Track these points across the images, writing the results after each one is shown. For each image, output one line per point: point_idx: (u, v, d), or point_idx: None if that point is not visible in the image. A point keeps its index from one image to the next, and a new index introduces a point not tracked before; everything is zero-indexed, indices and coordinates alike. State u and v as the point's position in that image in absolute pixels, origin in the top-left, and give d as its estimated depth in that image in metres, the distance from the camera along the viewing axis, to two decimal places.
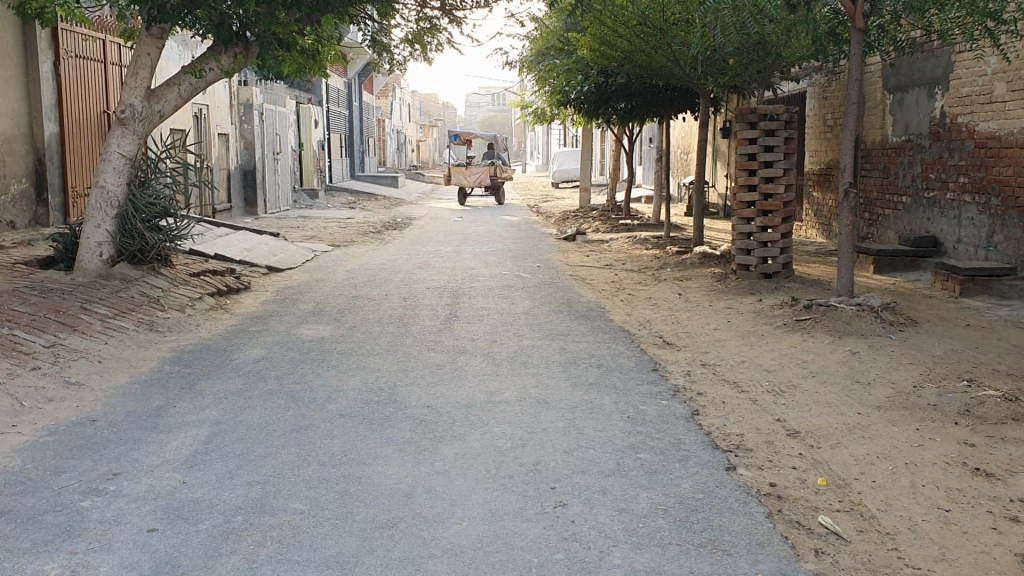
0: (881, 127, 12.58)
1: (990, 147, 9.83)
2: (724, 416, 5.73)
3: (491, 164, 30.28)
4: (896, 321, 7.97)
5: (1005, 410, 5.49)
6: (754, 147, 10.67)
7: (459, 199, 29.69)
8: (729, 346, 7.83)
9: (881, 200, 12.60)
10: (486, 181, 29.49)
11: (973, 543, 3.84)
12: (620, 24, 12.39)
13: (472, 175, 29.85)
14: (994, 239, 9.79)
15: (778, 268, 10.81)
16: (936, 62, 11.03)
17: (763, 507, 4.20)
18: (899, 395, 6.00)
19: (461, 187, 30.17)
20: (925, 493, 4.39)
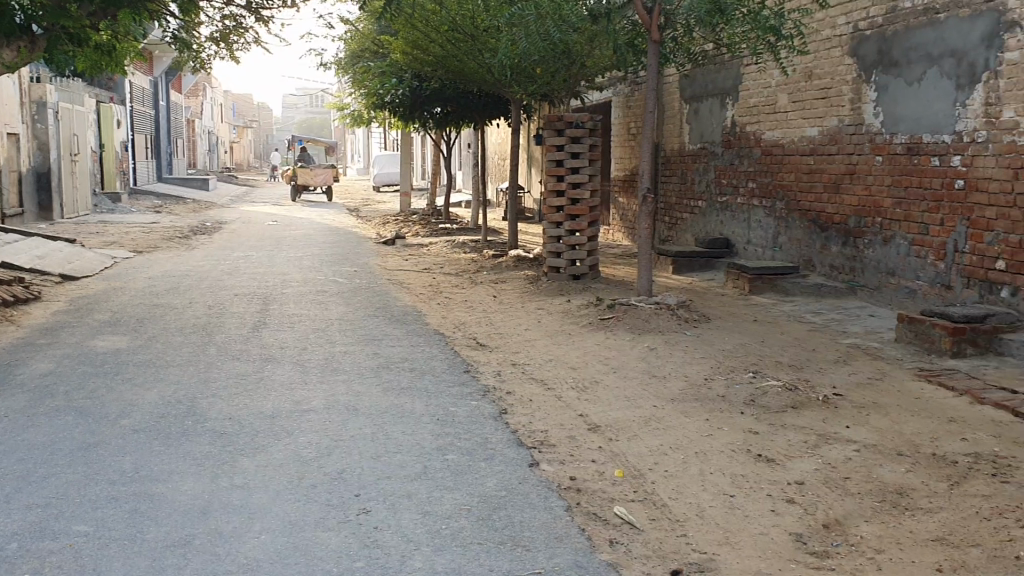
0: (679, 135, 13.23)
1: (775, 154, 10.54)
2: (530, 414, 5.86)
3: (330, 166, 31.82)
4: (690, 318, 8.41)
5: (785, 398, 5.89)
6: (562, 153, 10.95)
7: (300, 194, 30.63)
8: (538, 345, 8.02)
9: (680, 205, 13.26)
10: (331, 181, 31.19)
11: (754, 525, 4.09)
12: (431, 28, 12.47)
13: (316, 176, 31.14)
14: (779, 240, 10.50)
15: (585, 270, 11.23)
16: (727, 74, 11.70)
17: (562, 501, 4.31)
18: (693, 387, 6.33)
19: (300, 186, 31.18)
20: (713, 480, 4.64)
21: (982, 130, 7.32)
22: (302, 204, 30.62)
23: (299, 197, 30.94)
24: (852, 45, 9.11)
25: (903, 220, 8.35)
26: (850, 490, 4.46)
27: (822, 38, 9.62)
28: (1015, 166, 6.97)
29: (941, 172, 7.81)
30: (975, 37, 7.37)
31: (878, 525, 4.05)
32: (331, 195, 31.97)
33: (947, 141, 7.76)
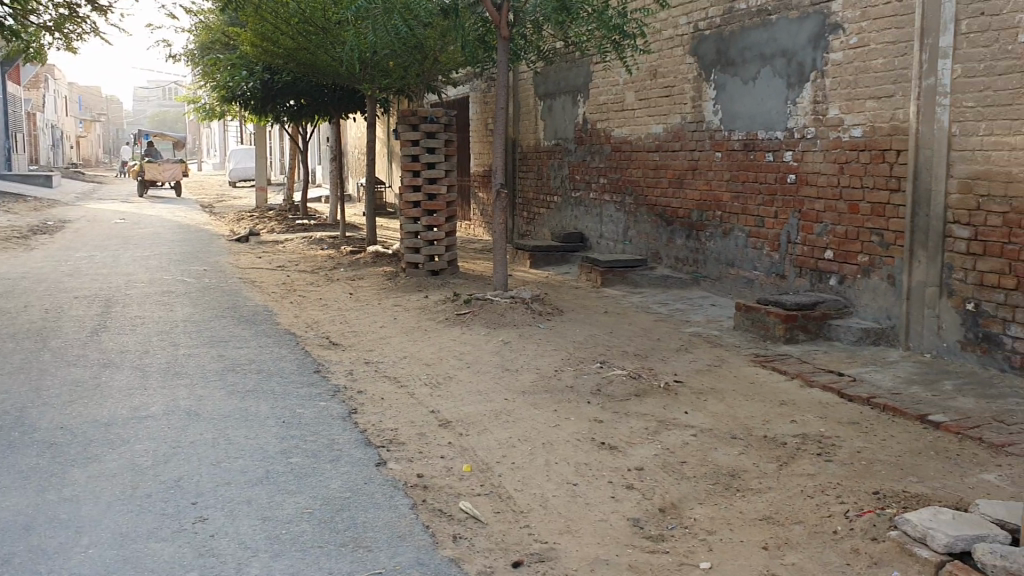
0: (534, 131, 13.39)
1: (624, 151, 10.81)
2: (380, 412, 5.81)
3: (181, 161, 30.70)
4: (544, 311, 8.53)
5: (630, 387, 6.06)
6: (417, 148, 10.85)
7: (149, 190, 29.43)
8: (392, 342, 7.96)
9: (536, 200, 13.42)
10: (182, 176, 30.10)
11: (595, 513, 4.18)
12: (281, 20, 12.19)
13: (166, 172, 29.98)
14: (629, 234, 10.78)
15: (444, 266, 11.24)
16: (578, 72, 11.91)
17: (407, 499, 4.30)
18: (543, 379, 6.42)
19: (149, 182, 29.95)
20: (558, 470, 4.72)
21: (811, 127, 7.70)
22: (152, 201, 29.42)
23: (148, 194, 29.72)
24: (693, 44, 9.42)
25: (742, 213, 8.71)
26: (687, 474, 4.62)
27: (665, 37, 9.92)
28: (840, 161, 7.37)
29: (775, 167, 8.18)
30: (803, 38, 7.75)
31: (711, 507, 4.21)
32: (183, 191, 30.86)
33: (779, 138, 8.13)
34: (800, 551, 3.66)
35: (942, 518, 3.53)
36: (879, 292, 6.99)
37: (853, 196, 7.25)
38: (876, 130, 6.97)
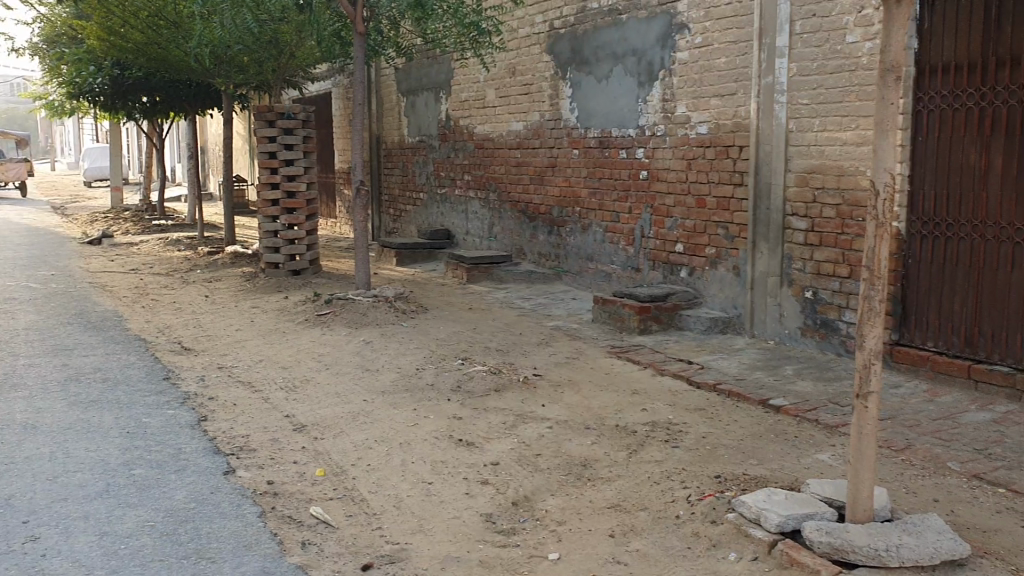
0: (398, 128, 13.28)
1: (486, 147, 10.85)
2: (233, 418, 5.65)
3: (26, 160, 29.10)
4: (406, 309, 8.48)
5: (489, 383, 6.08)
6: (274, 145, 10.61)
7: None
8: (249, 345, 7.76)
9: (401, 197, 13.32)
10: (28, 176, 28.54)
11: (448, 510, 4.17)
12: (128, 13, 11.71)
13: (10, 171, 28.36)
14: (494, 231, 10.83)
15: (305, 265, 11.00)
16: (439, 69, 11.89)
17: (256, 507, 4.19)
18: (402, 378, 6.37)
19: None
20: (413, 469, 4.70)
21: (661, 125, 7.91)
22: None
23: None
24: (549, 43, 9.54)
25: (599, 208, 8.87)
26: (541, 466, 4.67)
27: (522, 35, 10.01)
28: (688, 157, 7.60)
29: (629, 164, 8.37)
30: (652, 38, 7.95)
31: (563, 498, 4.26)
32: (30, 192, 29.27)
33: (632, 134, 8.32)
34: (645, 537, 3.75)
35: (775, 499, 3.66)
36: (726, 282, 7.25)
37: (701, 191, 7.49)
38: (720, 127, 7.23)
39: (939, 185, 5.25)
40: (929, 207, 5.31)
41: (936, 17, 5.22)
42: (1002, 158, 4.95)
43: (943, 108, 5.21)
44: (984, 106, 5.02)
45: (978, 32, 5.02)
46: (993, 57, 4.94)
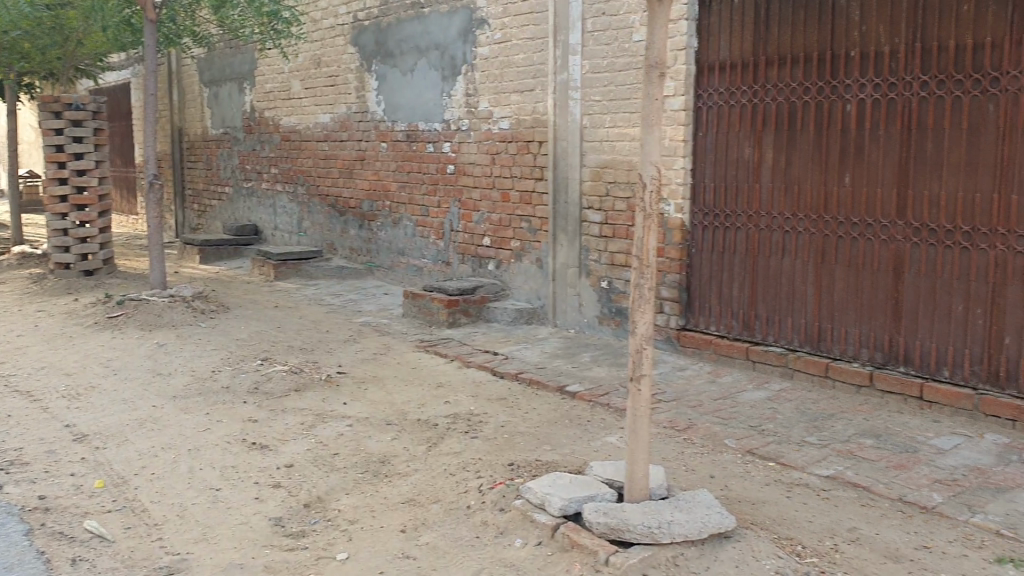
0: (200, 119, 12.76)
1: (292, 141, 10.60)
2: (6, 431, 5.27)
3: None
4: (207, 309, 8.17)
5: (289, 383, 5.94)
6: (61, 137, 9.93)
7: None
8: (31, 352, 7.26)
9: (206, 192, 12.82)
10: None
11: (235, 516, 4.03)
12: None
13: None
14: (303, 225, 10.60)
15: (99, 265, 10.37)
16: (242, 59, 11.51)
17: (23, 525, 3.92)
18: (197, 381, 6.13)
19: None
20: (202, 475, 4.52)
21: (465, 119, 7.96)
22: None
23: None
24: (353, 35, 9.40)
25: (407, 202, 8.84)
26: (336, 465, 4.57)
27: (326, 27, 9.84)
28: (492, 152, 7.69)
29: (435, 158, 8.38)
30: (454, 33, 7.99)
31: (357, 496, 4.19)
32: None
33: (437, 128, 8.34)
34: (435, 530, 3.73)
35: (560, 483, 3.69)
36: (530, 275, 7.39)
37: (504, 185, 7.59)
38: (520, 122, 7.35)
39: (719, 177, 5.38)
40: (710, 199, 5.44)
41: (713, 17, 5.34)
42: (772, 152, 5.08)
43: (721, 104, 5.33)
44: (756, 103, 5.15)
45: (749, 32, 5.15)
46: (763, 55, 5.07)
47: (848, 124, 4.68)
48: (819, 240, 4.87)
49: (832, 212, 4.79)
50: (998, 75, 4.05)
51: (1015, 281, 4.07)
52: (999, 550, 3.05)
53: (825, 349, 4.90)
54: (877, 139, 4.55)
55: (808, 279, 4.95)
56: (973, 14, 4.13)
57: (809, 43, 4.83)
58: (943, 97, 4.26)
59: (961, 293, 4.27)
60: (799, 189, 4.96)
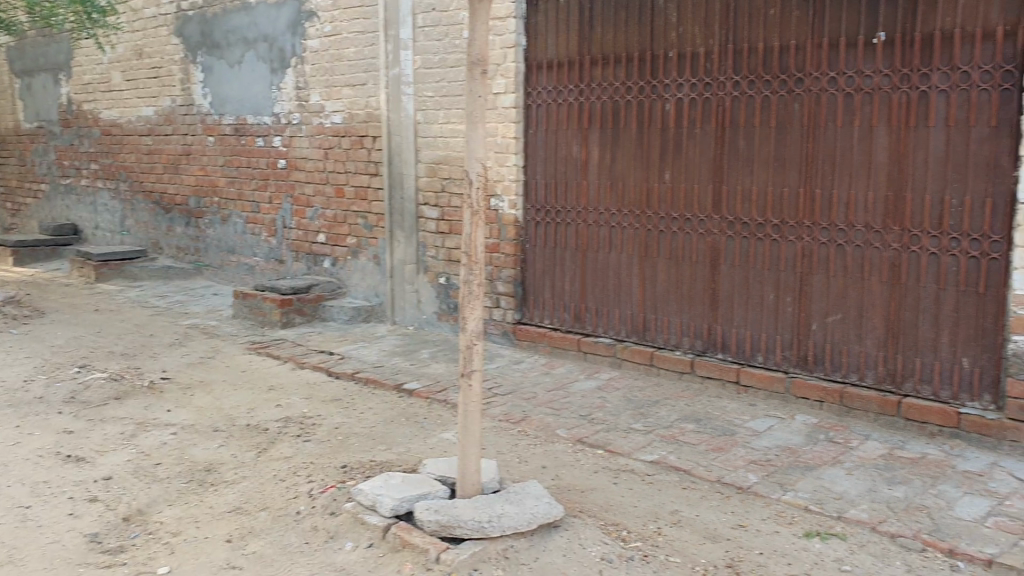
0: (11, 112, 11.94)
1: (114, 135, 10.07)
2: None
3: None
4: (19, 315, 7.65)
5: (109, 391, 5.64)
6: None
7: None
8: None
9: (20, 189, 12.01)
10: None
11: (46, 535, 3.79)
12: None
13: None
14: (127, 224, 10.09)
15: None
16: (57, 48, 10.84)
17: None
18: (6, 392, 5.73)
19: None
20: (9, 492, 4.22)
21: (296, 113, 7.77)
22: None
23: None
24: (177, 25, 9.02)
25: (237, 199, 8.56)
26: (158, 476, 4.37)
27: (148, 16, 9.39)
28: (324, 147, 7.54)
29: (266, 153, 8.15)
30: (282, 24, 7.79)
31: (181, 507, 4.02)
32: None
33: (267, 122, 8.11)
34: (262, 537, 3.62)
35: (391, 483, 3.65)
36: (366, 271, 7.30)
37: (338, 180, 7.46)
38: (352, 117, 7.24)
39: (549, 173, 5.47)
40: (541, 196, 5.53)
41: (540, 16, 5.42)
42: (598, 149, 5.21)
43: (549, 102, 5.42)
44: (582, 101, 5.26)
45: (574, 32, 5.26)
46: (588, 54, 5.19)
47: (667, 122, 4.84)
48: (644, 234, 5.02)
49: (655, 208, 4.95)
50: (802, 76, 4.28)
51: (819, 270, 4.31)
52: (806, 525, 3.20)
53: (651, 339, 5.06)
54: (694, 137, 4.73)
55: (634, 272, 5.10)
56: (779, 18, 4.34)
57: (630, 44, 4.97)
58: (752, 96, 4.48)
59: (772, 282, 4.49)
60: (624, 185, 5.10)
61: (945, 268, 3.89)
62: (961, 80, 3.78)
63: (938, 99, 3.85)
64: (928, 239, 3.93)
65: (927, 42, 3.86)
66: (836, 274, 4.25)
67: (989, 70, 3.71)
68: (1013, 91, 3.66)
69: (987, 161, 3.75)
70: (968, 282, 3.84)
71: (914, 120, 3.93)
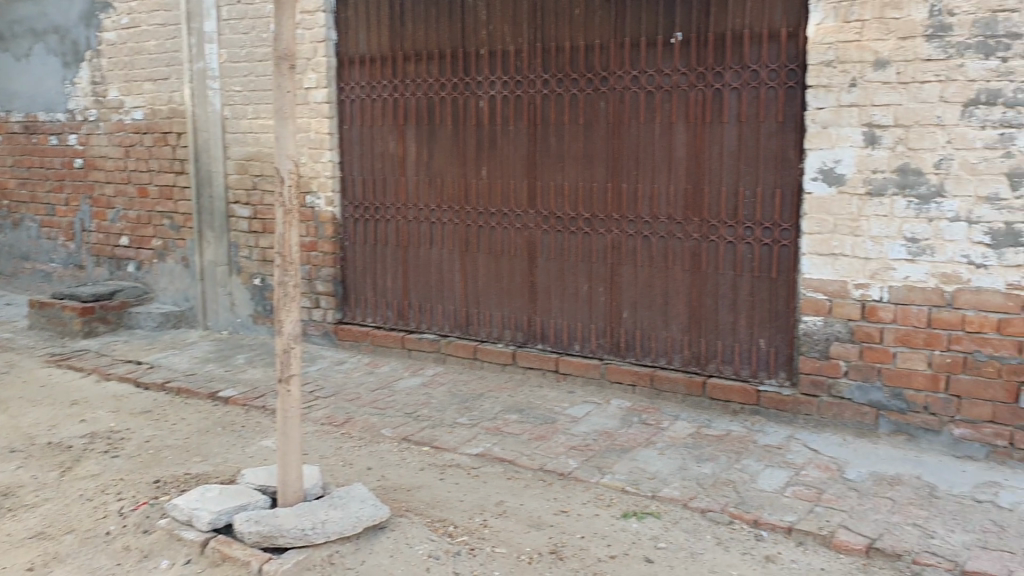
0: None
1: None
2: None
3: None
4: None
5: None
6: None
7: None
8: None
9: None
10: None
11: None
12: None
13: None
14: None
15: None
16: None
17: None
18: None
19: None
20: None
21: (92, 109, 7.33)
22: None
23: None
24: None
25: (29, 201, 7.97)
26: None
27: None
28: (125, 145, 7.15)
29: (61, 151, 7.64)
30: (74, 15, 7.30)
31: None
32: None
33: (60, 120, 7.60)
34: (68, 563, 3.39)
35: (208, 496, 3.51)
36: (175, 275, 6.97)
37: (141, 179, 7.09)
38: (155, 113, 6.89)
39: (365, 170, 5.42)
40: (358, 192, 5.46)
41: (350, 12, 5.34)
42: (414, 146, 5.20)
43: (363, 98, 5.36)
44: (396, 98, 5.23)
45: (386, 28, 5.21)
46: (400, 50, 5.16)
47: (481, 118, 4.89)
48: (462, 229, 5.06)
49: (472, 203, 4.99)
50: (606, 74, 4.42)
51: (628, 260, 4.47)
52: (624, 506, 3.32)
53: (473, 333, 5.11)
54: (508, 134, 4.80)
55: (454, 267, 5.13)
56: (583, 18, 4.45)
57: (442, 41, 4.97)
58: (561, 94, 4.58)
59: (586, 273, 4.62)
60: (441, 181, 5.11)
61: (742, 256, 4.12)
62: (750, 79, 4.00)
63: (731, 96, 4.07)
64: (725, 229, 4.15)
65: (719, 43, 4.07)
66: (644, 263, 4.43)
67: (775, 69, 3.94)
68: (796, 89, 3.90)
69: (775, 155, 3.99)
70: (762, 269, 4.08)
71: (709, 116, 4.14)
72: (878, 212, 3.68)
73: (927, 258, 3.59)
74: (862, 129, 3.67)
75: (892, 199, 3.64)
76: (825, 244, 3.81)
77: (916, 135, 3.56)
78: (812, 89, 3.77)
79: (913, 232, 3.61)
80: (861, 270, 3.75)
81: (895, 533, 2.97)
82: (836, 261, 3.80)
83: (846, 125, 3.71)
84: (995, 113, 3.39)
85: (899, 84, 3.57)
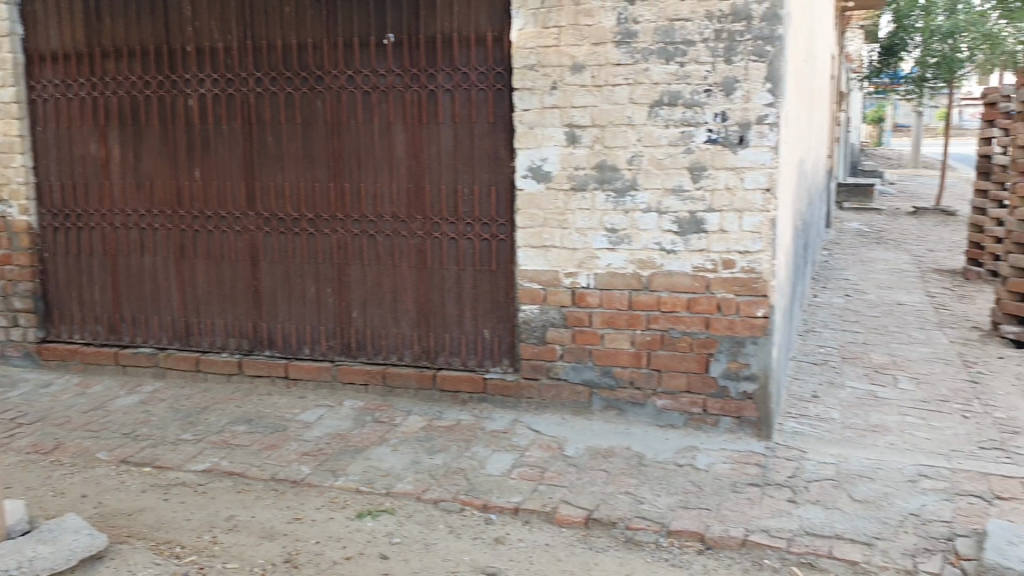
0: None
1: None
2: None
3: None
4: None
5: None
6: None
7: None
8: None
9: None
10: None
11: None
12: None
13: None
14: None
15: None
16: None
17: None
18: None
19: None
20: None
21: None
22: None
23: None
24: None
25: None
26: None
27: None
28: None
29: None
30: None
31: None
32: None
33: None
34: None
35: None
36: None
37: None
38: None
39: (64, 175, 5.03)
40: (57, 199, 5.06)
41: (36, 3, 4.91)
42: (119, 148, 4.89)
43: (57, 98, 4.97)
44: (95, 97, 4.89)
45: (79, 22, 4.85)
46: (97, 46, 4.82)
47: (191, 118, 4.68)
48: (177, 235, 4.83)
49: (187, 207, 4.78)
50: (321, 74, 4.38)
51: (354, 260, 4.48)
52: (358, 506, 3.33)
53: (194, 343, 4.90)
54: (221, 135, 4.64)
55: (171, 275, 4.89)
56: (293, 17, 4.38)
57: (143, 37, 4.71)
58: (275, 94, 4.49)
59: (311, 275, 4.57)
60: (151, 185, 4.85)
61: (463, 251, 4.25)
62: (461, 81, 4.13)
63: (444, 97, 4.17)
64: (447, 226, 4.26)
65: (430, 44, 4.16)
66: (370, 262, 4.45)
67: (484, 72, 4.09)
68: (504, 91, 4.07)
69: (488, 154, 4.15)
70: (483, 263, 4.23)
71: (425, 116, 4.22)
72: (582, 205, 3.93)
73: (626, 246, 3.89)
74: (564, 129, 3.90)
75: (593, 193, 3.90)
76: (538, 237, 4.01)
77: (610, 134, 3.84)
78: (518, 91, 3.95)
79: (613, 223, 3.89)
80: (570, 260, 3.98)
81: (611, 503, 3.20)
82: (548, 252, 4.01)
83: (549, 125, 3.92)
84: (676, 113, 3.73)
85: (594, 86, 3.82)
